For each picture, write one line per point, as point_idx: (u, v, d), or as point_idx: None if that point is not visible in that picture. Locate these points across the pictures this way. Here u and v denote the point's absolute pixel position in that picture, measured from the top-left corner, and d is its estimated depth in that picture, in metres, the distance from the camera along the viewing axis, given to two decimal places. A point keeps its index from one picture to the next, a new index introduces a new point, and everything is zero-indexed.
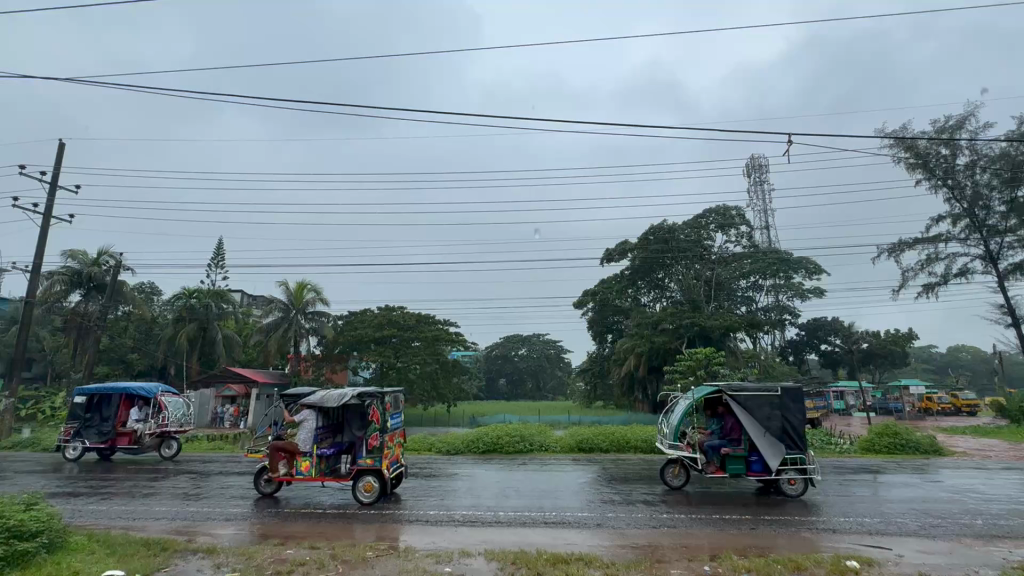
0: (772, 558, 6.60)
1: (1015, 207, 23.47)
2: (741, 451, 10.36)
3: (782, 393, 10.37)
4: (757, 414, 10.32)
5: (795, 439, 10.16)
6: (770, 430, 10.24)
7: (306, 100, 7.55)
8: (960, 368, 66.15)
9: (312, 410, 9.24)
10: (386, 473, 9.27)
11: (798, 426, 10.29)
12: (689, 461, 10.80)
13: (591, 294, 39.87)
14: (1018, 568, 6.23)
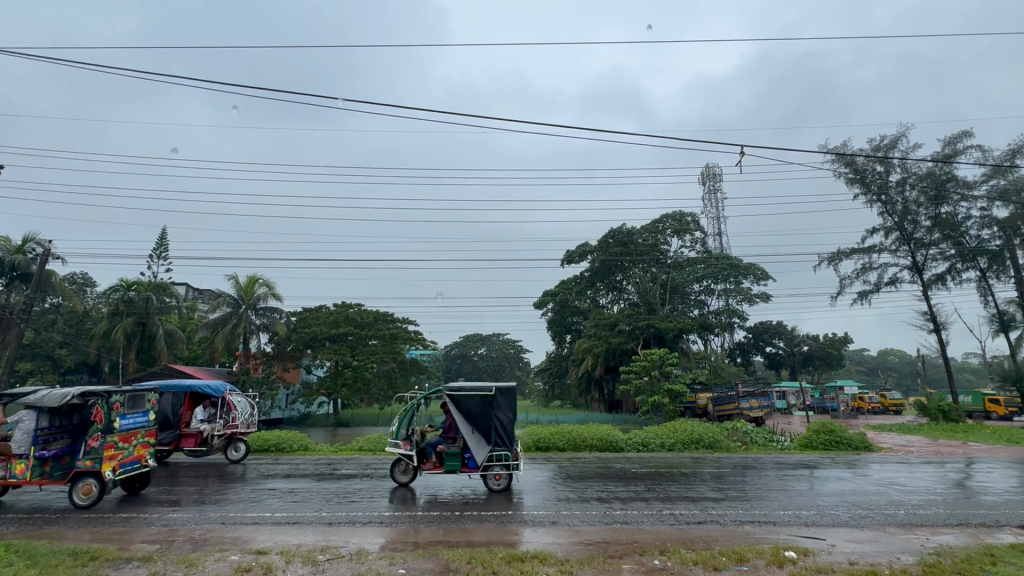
0: (716, 551, 6.89)
1: (939, 222, 25.47)
2: (455, 448, 10.36)
3: (499, 393, 10.33)
4: (472, 413, 10.32)
5: (503, 436, 10.25)
6: (482, 427, 10.28)
7: (267, 88, 7.49)
8: (888, 371, 71.37)
9: (30, 410, 8.47)
10: (110, 475, 8.72)
11: (508, 424, 10.36)
12: (407, 458, 10.73)
13: (551, 294, 40.52)
14: (933, 553, 6.79)
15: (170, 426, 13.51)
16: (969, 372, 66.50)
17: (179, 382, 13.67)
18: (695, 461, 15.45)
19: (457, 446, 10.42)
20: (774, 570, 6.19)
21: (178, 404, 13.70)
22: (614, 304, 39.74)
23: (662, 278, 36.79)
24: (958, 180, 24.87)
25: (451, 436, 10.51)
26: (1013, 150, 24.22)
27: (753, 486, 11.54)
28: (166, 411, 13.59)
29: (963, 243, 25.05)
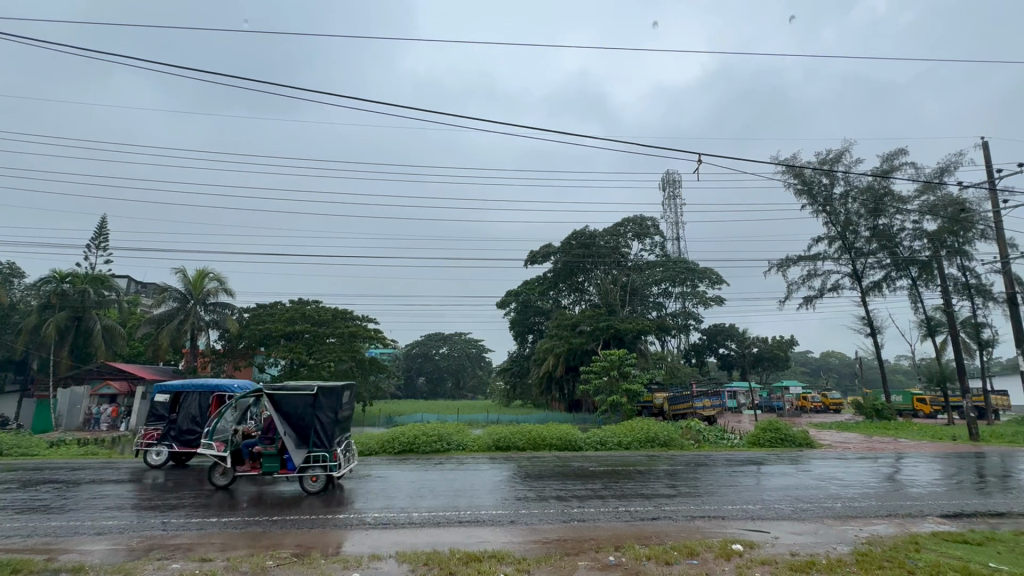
0: (668, 546, 7.11)
1: (877, 233, 27.23)
2: (272, 451, 9.94)
3: (320, 391, 9.91)
4: (292, 414, 9.85)
5: (323, 438, 9.88)
6: (301, 429, 9.84)
7: (230, 75, 7.29)
8: (829, 371, 75.69)
9: None
10: None
11: (328, 425, 9.98)
12: (220, 459, 10.18)
13: (514, 294, 40.73)
14: (864, 543, 7.28)
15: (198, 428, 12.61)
16: (901, 373, 71.51)
17: (207, 382, 12.60)
18: (651, 458, 15.88)
19: (275, 448, 9.99)
20: (722, 562, 6.44)
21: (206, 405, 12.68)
22: (575, 305, 40.22)
23: (622, 280, 37.61)
24: (893, 194, 26.63)
25: (268, 436, 10.08)
26: (942, 168, 26.13)
27: (704, 483, 11.97)
28: (193, 414, 12.64)
29: (897, 253, 26.86)
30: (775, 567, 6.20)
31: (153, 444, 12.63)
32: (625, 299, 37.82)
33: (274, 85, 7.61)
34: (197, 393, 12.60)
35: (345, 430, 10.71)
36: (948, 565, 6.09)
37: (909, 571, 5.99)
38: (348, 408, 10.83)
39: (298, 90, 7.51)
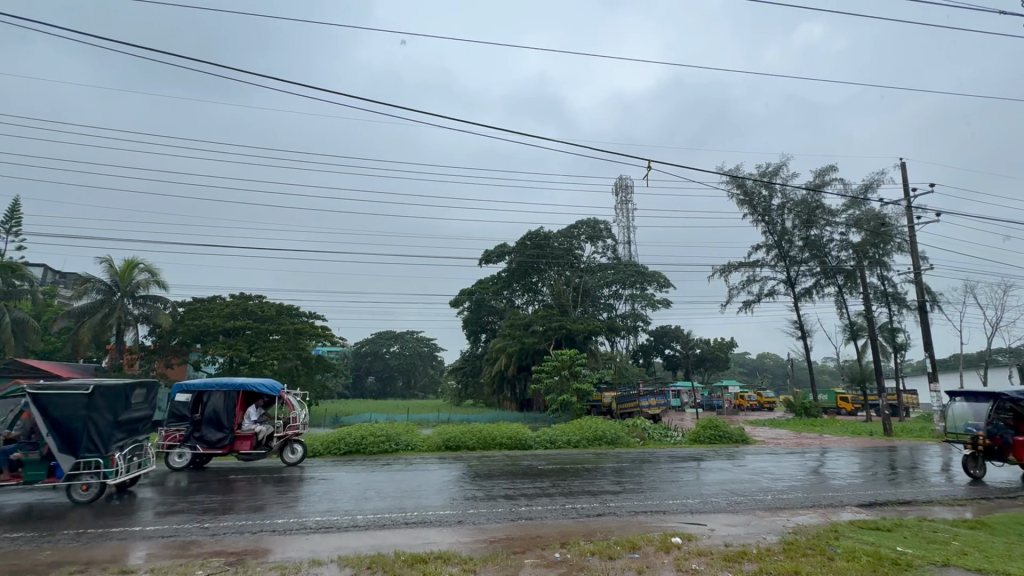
0: (612, 541, 7.29)
1: (809, 243, 29.15)
2: (35, 457, 8.58)
3: (96, 391, 8.79)
4: (58, 417, 8.58)
5: (97, 441, 8.82)
6: (67, 432, 8.61)
7: (197, 59, 7.54)
8: (763, 371, 80.35)
9: None
10: None
11: (106, 427, 8.96)
12: None
13: (468, 293, 40.59)
14: (791, 532, 7.76)
15: (221, 428, 12.71)
16: (827, 373, 76.95)
17: (233, 381, 12.78)
18: (598, 456, 16.27)
19: (39, 454, 8.64)
20: (662, 554, 6.67)
21: (230, 404, 12.86)
22: (529, 305, 40.50)
23: (575, 281, 38.24)
24: (824, 207, 28.65)
25: (30, 441, 8.67)
26: (866, 185, 28.31)
27: (646, 478, 12.41)
28: (218, 413, 12.79)
29: (826, 262, 28.88)
30: (710, 557, 6.50)
31: (175, 446, 12.64)
32: (577, 300, 38.37)
33: (240, 71, 7.84)
34: (220, 392, 12.82)
35: (133, 432, 9.82)
36: (863, 550, 6.59)
37: (829, 557, 6.44)
38: (139, 408, 9.98)
39: (265, 76, 7.84)
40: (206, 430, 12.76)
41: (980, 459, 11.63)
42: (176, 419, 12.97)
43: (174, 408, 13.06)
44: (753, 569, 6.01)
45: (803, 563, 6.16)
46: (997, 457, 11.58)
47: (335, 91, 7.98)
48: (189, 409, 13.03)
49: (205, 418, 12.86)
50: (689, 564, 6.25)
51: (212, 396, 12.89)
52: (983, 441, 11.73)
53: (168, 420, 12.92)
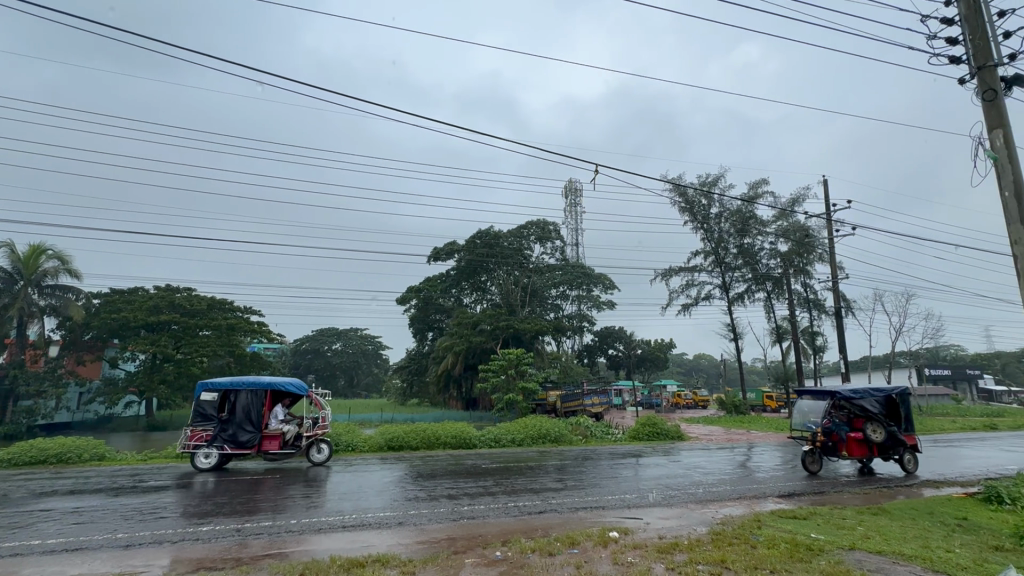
0: (552, 537, 7.41)
1: (743, 251, 30.94)
2: None
3: None
4: None
5: None
6: None
7: (117, 27, 6.75)
8: (698, 371, 84.38)
9: None
10: None
11: None
12: None
13: (415, 290, 39.92)
14: (719, 523, 8.22)
15: (248, 427, 12.69)
16: (756, 373, 82.01)
17: (260, 379, 12.82)
18: (541, 454, 16.48)
19: None
20: (600, 549, 6.85)
21: (258, 403, 12.87)
22: (477, 304, 40.36)
23: (523, 281, 38.58)
24: (757, 218, 30.53)
25: None
26: (794, 198, 30.39)
27: (587, 475, 12.69)
28: (245, 411, 12.76)
29: (757, 269, 30.76)
30: (645, 549, 6.76)
31: (201, 445, 12.51)
32: (525, 300, 38.60)
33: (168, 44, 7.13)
34: (247, 391, 12.83)
35: None
36: (782, 538, 7.08)
37: (752, 545, 6.86)
38: None
39: (198, 53, 7.16)
40: (234, 430, 12.64)
41: (819, 454, 12.61)
42: (202, 419, 12.87)
43: (199, 408, 12.96)
44: (683, 560, 6.29)
45: (728, 552, 6.52)
46: (831, 452, 12.76)
47: (276, 75, 7.38)
48: (215, 409, 12.94)
49: (232, 417, 12.79)
50: (624, 557, 6.45)
51: (241, 395, 12.90)
52: (822, 438, 12.73)
53: (194, 420, 12.81)
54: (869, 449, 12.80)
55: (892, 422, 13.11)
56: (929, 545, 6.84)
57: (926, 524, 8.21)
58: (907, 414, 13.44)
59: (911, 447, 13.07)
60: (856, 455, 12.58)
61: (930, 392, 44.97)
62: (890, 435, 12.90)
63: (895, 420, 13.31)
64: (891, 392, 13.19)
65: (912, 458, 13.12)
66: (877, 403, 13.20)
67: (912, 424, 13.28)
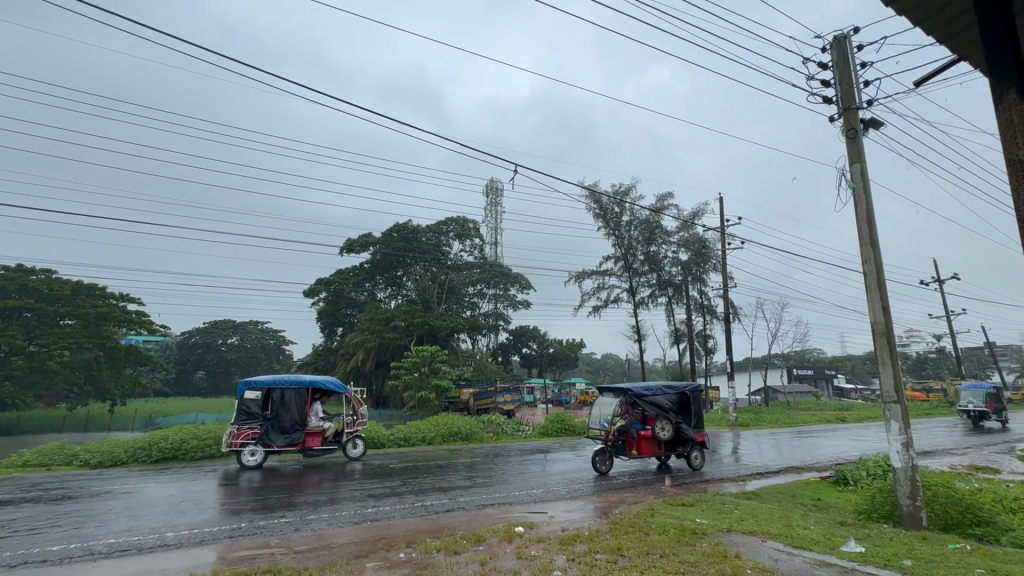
0: (458, 535, 7.36)
1: (649, 258, 33.00)
2: None
3: None
4: None
5: None
6: None
7: None
8: (605, 370, 88.74)
9: None
10: None
11: None
12: None
13: (325, 283, 37.81)
14: (616, 513, 8.70)
15: (292, 424, 12.89)
16: (656, 373, 88.08)
17: (303, 378, 12.96)
18: (450, 452, 16.37)
19: None
20: (505, 544, 6.92)
21: (301, 401, 13.09)
22: (391, 300, 39.12)
23: (440, 278, 38.08)
24: (662, 228, 32.94)
25: None
26: (694, 212, 33.02)
27: (496, 472, 12.84)
28: (290, 409, 12.95)
29: (661, 276, 32.94)
30: (548, 542, 6.95)
31: (247, 444, 12.54)
32: (442, 297, 38.00)
33: None
34: (292, 388, 13.00)
35: None
36: (670, 525, 7.64)
37: (645, 532, 7.33)
38: None
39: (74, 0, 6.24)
40: (279, 428, 12.81)
41: (609, 453, 12.48)
42: (245, 417, 12.81)
43: (243, 406, 12.91)
44: (583, 550, 6.55)
45: (624, 540, 6.90)
46: (622, 450, 12.68)
47: (170, 36, 6.58)
48: (259, 407, 12.97)
49: (277, 415, 12.91)
50: (528, 551, 6.57)
51: (284, 392, 13.03)
52: (613, 437, 12.62)
53: (238, 418, 12.71)
54: (658, 446, 12.90)
55: (682, 420, 13.31)
56: (791, 524, 7.77)
57: (789, 505, 9.35)
58: (698, 411, 13.76)
59: (699, 443, 13.33)
60: (645, 453, 12.60)
61: (796, 390, 51.28)
62: (677, 432, 13.12)
63: (686, 417, 13.55)
64: (683, 389, 13.36)
65: (700, 454, 13.41)
66: (670, 401, 13.34)
67: (701, 421, 13.61)
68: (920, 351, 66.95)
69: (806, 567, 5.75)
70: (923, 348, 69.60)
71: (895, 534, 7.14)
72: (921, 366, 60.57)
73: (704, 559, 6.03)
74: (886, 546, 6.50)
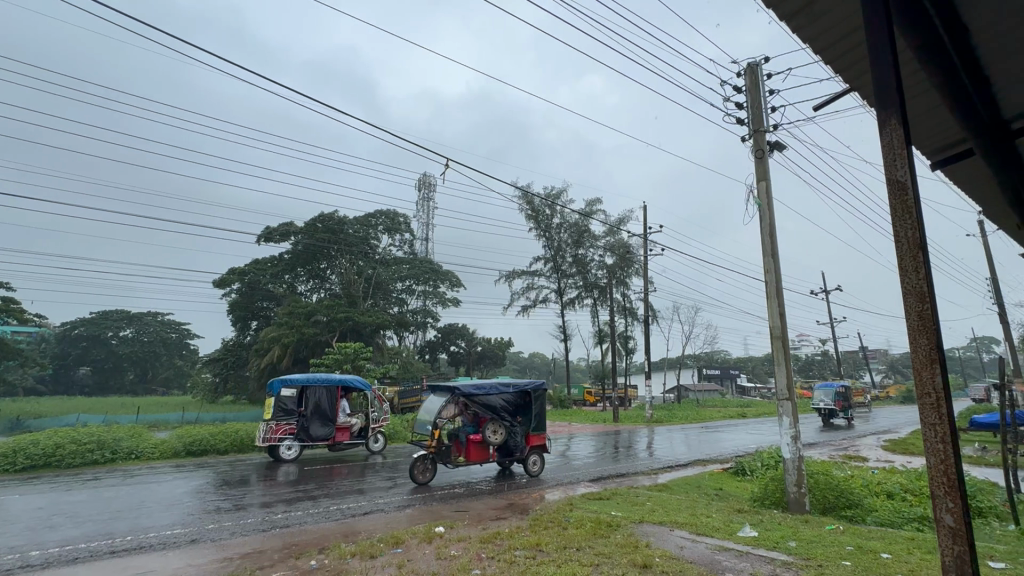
0: (375, 538, 7.08)
1: (577, 261, 33.99)
2: None
3: None
4: None
5: None
6: None
7: None
8: (532, 369, 90.24)
9: None
10: None
11: None
12: None
13: (238, 273, 35.05)
14: (536, 509, 8.85)
15: (326, 422, 13.46)
16: (580, 372, 91.09)
17: (335, 377, 13.44)
18: (371, 452, 15.79)
19: None
20: (424, 545, 6.77)
21: (333, 399, 13.65)
22: (312, 294, 37.02)
23: (367, 272, 36.64)
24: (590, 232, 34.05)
25: None
26: (620, 219, 34.57)
27: (417, 472, 12.53)
28: (322, 406, 13.48)
29: (588, 278, 34.04)
30: (468, 542, 6.89)
31: (284, 439, 13.05)
32: (368, 292, 36.55)
33: None
34: (326, 387, 13.52)
35: None
36: (588, 518, 7.87)
37: (563, 527, 7.49)
38: None
39: None
40: (313, 425, 13.35)
41: (431, 461, 10.84)
42: (282, 414, 13.24)
43: (278, 403, 13.29)
44: (503, 548, 6.55)
45: (543, 535, 7.01)
46: (447, 457, 11.06)
47: None
48: (294, 403, 13.39)
49: (312, 412, 13.43)
50: (448, 551, 6.48)
51: (317, 391, 13.52)
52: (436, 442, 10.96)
53: (275, 415, 13.12)
54: (487, 452, 11.42)
55: (518, 422, 11.89)
56: (695, 513, 8.33)
57: (695, 495, 10.05)
58: (540, 412, 12.36)
59: (536, 447, 11.99)
60: (471, 459, 11.11)
61: (705, 388, 55.27)
62: (510, 436, 11.68)
63: (524, 419, 12.10)
64: (522, 387, 11.92)
65: (539, 459, 12.14)
66: (505, 401, 11.82)
67: (542, 423, 12.25)
68: (808, 353, 74.81)
69: (708, 553, 6.16)
70: (810, 351, 77.98)
71: (784, 519, 7.87)
72: (808, 367, 67.82)
73: (617, 550, 6.27)
74: (776, 530, 7.15)
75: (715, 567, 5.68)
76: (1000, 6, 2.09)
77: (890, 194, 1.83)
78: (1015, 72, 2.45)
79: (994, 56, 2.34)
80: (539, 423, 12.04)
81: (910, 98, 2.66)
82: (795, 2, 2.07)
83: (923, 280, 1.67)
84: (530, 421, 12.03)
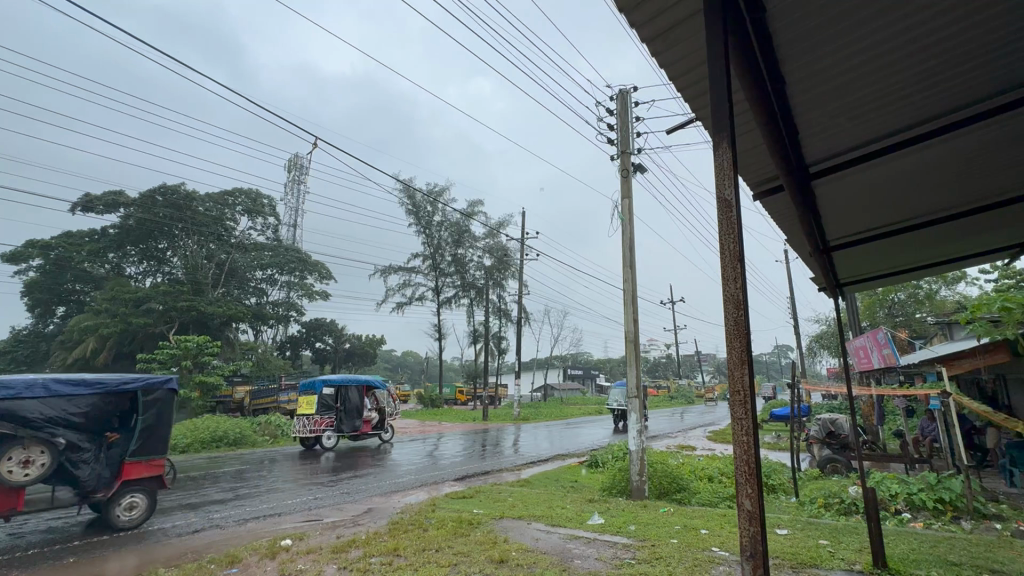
0: (205, 560, 6.14)
1: (456, 260, 33.85)
2: None
3: None
4: None
5: None
6: None
7: None
8: (405, 367, 88.12)
9: None
10: None
11: None
12: None
13: (41, 247, 28.50)
14: (397, 513, 8.48)
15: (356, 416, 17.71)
16: (453, 371, 91.44)
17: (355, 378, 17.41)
18: (212, 461, 13.88)
19: None
20: (266, 562, 6.04)
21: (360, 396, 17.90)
22: (144, 278, 31.25)
23: (219, 257, 32.32)
24: (470, 233, 34.23)
25: None
26: (500, 222, 35.44)
27: (318, 473, 12.20)
28: (352, 401, 17.72)
29: (465, 278, 34.11)
30: (318, 553, 6.32)
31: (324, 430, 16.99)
32: (219, 280, 32.17)
33: None
34: (355, 386, 17.74)
35: None
36: (449, 518, 7.77)
37: (424, 529, 7.30)
38: None
39: None
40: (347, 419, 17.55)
41: None
42: (322, 409, 17.21)
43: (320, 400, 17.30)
44: (356, 556, 6.14)
45: (402, 539, 6.73)
46: None
47: None
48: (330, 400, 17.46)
49: (345, 407, 17.60)
50: (294, 565, 5.88)
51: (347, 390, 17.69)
52: None
53: (317, 410, 17.10)
54: (10, 497, 6.21)
55: (98, 443, 6.92)
56: (552, 504, 8.76)
57: (552, 488, 10.63)
58: (154, 424, 7.57)
59: (137, 483, 7.26)
60: None
61: (569, 387, 58.89)
62: (72, 464, 6.62)
63: (118, 438, 7.19)
64: (116, 385, 7.07)
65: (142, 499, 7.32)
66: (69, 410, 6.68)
67: (157, 442, 7.51)
68: (656, 356, 84.54)
69: (560, 542, 6.47)
70: (658, 354, 88.10)
71: (626, 505, 8.67)
72: (655, 368, 76.56)
73: (476, 548, 6.26)
74: (620, 516, 7.79)
75: (564, 555, 5.99)
76: (810, 62, 2.48)
77: (718, 212, 2.02)
78: (814, 125, 2.94)
79: (804, 106, 2.78)
80: (142, 443, 7.25)
81: (740, 135, 3.05)
82: (655, 25, 2.21)
83: (739, 289, 1.86)
84: (128, 441, 7.20)
